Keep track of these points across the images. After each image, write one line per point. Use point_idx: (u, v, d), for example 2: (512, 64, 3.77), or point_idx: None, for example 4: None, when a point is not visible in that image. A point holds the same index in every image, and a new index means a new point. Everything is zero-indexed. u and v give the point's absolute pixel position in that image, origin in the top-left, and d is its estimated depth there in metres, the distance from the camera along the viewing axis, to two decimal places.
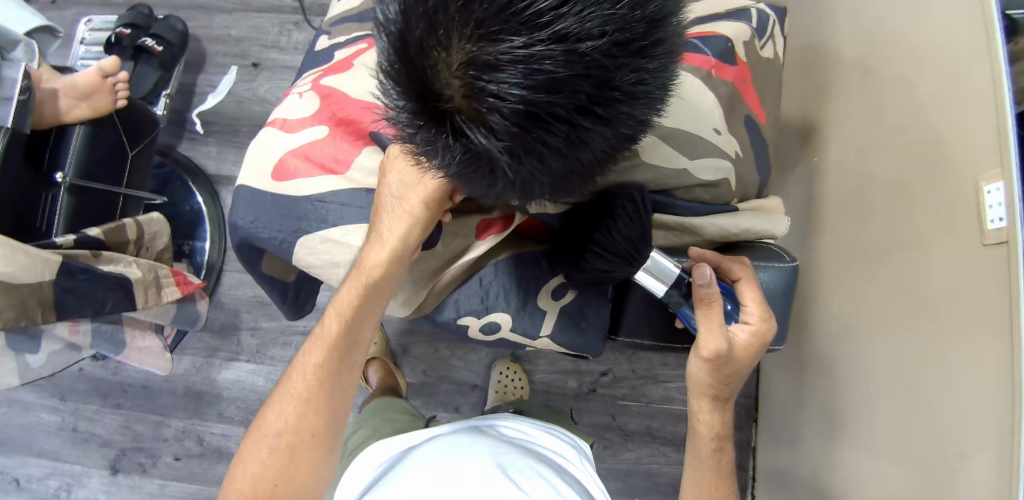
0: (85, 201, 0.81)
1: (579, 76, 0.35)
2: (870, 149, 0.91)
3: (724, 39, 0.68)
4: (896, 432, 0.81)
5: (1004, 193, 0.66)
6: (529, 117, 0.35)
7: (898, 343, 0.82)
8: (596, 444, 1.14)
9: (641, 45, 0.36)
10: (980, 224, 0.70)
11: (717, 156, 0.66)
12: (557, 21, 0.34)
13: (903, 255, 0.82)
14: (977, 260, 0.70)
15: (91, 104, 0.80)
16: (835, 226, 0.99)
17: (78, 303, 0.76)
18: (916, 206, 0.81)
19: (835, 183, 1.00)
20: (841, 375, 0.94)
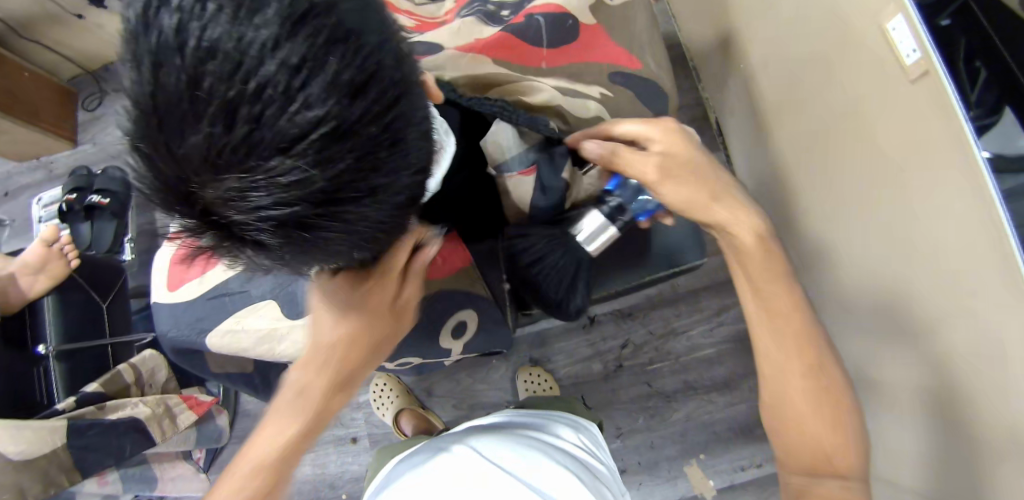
0: (77, 362, 0.85)
1: (309, 173, 0.30)
2: (785, 35, 0.88)
3: (559, 17, 0.63)
4: (910, 323, 0.77)
5: (906, 25, 0.63)
6: (293, 225, 0.32)
7: (880, 229, 0.78)
8: (642, 415, 1.12)
9: (358, 121, 0.29)
10: (899, 61, 0.67)
11: (582, 103, 0.63)
12: (263, 139, 0.28)
13: (862, 145, 0.78)
14: (914, 104, 0.67)
15: (48, 274, 0.84)
16: (784, 113, 0.95)
17: (98, 457, 0.79)
18: (860, 90, 0.75)
19: (764, 80, 0.98)
20: (840, 262, 0.91)
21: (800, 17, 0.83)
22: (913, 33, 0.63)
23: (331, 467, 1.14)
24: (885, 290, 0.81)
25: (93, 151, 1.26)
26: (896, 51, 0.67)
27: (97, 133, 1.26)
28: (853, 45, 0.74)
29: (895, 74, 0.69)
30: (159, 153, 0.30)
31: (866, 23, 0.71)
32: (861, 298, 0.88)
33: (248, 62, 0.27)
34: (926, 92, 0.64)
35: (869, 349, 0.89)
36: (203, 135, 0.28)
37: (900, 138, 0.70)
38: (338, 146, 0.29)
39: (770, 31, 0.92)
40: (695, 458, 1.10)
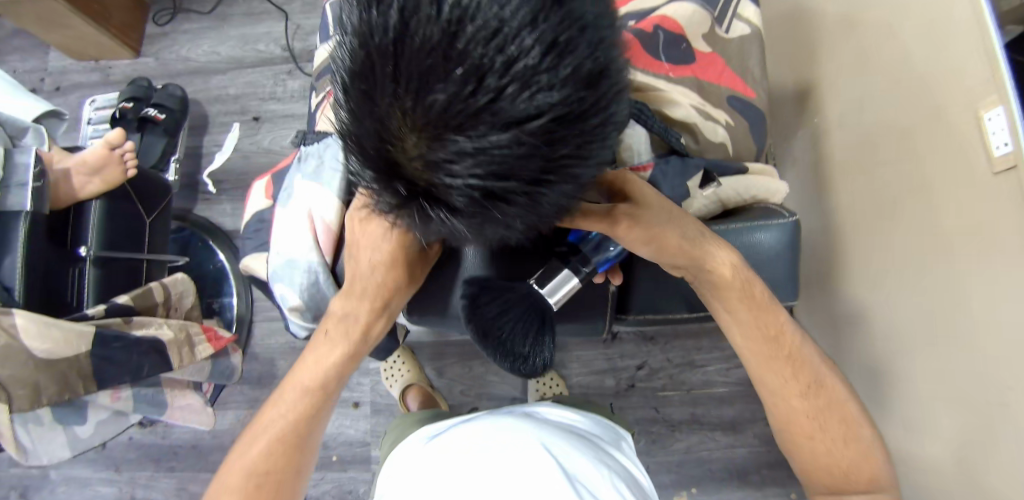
0: (111, 271, 0.84)
1: (530, 150, 0.28)
2: (871, 99, 0.88)
3: (681, 38, 0.63)
4: (950, 402, 0.78)
5: (1004, 117, 0.63)
6: (488, 199, 0.29)
7: (932, 308, 0.79)
8: (644, 439, 1.12)
9: (586, 108, 0.28)
10: (986, 152, 0.67)
11: (709, 126, 0.62)
12: (499, 107, 0.26)
13: (925, 224, 0.78)
14: (993, 196, 0.67)
15: (103, 178, 0.82)
16: (849, 176, 0.95)
17: (116, 371, 0.78)
18: (936, 170, 0.76)
19: (837, 138, 0.98)
20: (878, 334, 0.91)
21: (886, 84, 0.84)
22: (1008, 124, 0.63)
23: (328, 427, 1.14)
24: (925, 365, 0.81)
25: (153, 65, 1.25)
26: (985, 141, 0.67)
27: (161, 49, 1.26)
28: (938, 123, 0.75)
29: (979, 162, 0.69)
30: (384, 98, 0.28)
31: (959, 107, 0.71)
32: (895, 373, 0.88)
33: (507, 27, 0.26)
34: (1008, 186, 0.65)
35: (892, 415, 0.91)
36: (447, 90, 0.26)
37: (971, 225, 0.71)
38: (564, 129, 0.28)
39: (856, 91, 0.92)
40: (687, 491, 1.10)
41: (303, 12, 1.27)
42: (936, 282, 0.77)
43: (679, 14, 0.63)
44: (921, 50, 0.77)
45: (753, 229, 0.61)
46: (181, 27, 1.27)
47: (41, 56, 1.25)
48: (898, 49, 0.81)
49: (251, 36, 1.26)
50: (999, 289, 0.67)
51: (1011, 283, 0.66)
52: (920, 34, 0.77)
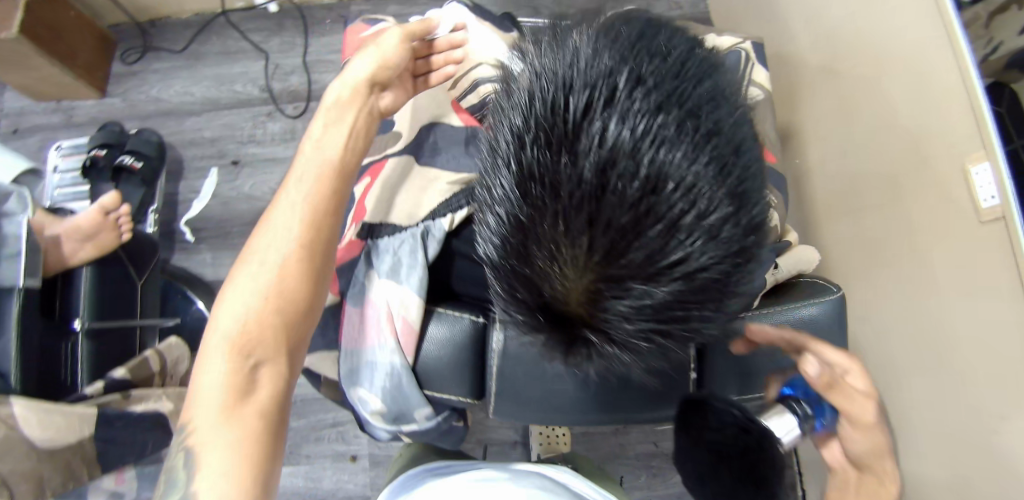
0: (106, 342, 0.78)
1: (698, 295, 0.36)
2: (856, 147, 0.95)
3: None
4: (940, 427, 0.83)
5: (991, 173, 0.71)
6: (657, 334, 0.38)
7: (923, 341, 0.85)
8: (645, 474, 1.15)
9: (743, 259, 0.37)
10: (973, 203, 0.74)
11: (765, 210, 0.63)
12: (687, 264, 0.35)
13: (908, 262, 0.86)
14: (981, 243, 0.74)
15: (94, 243, 0.78)
16: (831, 216, 1.02)
17: (120, 453, 0.73)
18: (914, 214, 0.84)
19: (820, 180, 1.05)
20: (869, 366, 0.97)
21: (866, 134, 0.93)
22: (994, 180, 0.71)
23: (325, 483, 1.09)
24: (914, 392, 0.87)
25: (120, 106, 1.18)
26: (972, 192, 0.75)
27: (129, 89, 1.19)
28: (925, 174, 0.82)
29: (964, 211, 0.77)
30: (584, 254, 0.34)
31: (942, 160, 0.79)
32: (887, 403, 0.93)
33: (696, 191, 0.34)
34: (996, 235, 0.72)
35: (882, 439, 0.96)
36: (644, 249, 0.34)
37: (956, 268, 0.78)
38: (727, 274, 0.36)
39: (840, 139, 0.99)
40: None
41: (281, 50, 1.23)
42: (921, 318, 0.85)
43: None
44: (905, 107, 0.85)
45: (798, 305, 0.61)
46: (150, 66, 1.20)
47: None
48: (882, 104, 0.89)
49: (227, 76, 1.21)
50: (987, 327, 0.75)
51: (998, 321, 0.73)
52: (904, 92, 0.84)
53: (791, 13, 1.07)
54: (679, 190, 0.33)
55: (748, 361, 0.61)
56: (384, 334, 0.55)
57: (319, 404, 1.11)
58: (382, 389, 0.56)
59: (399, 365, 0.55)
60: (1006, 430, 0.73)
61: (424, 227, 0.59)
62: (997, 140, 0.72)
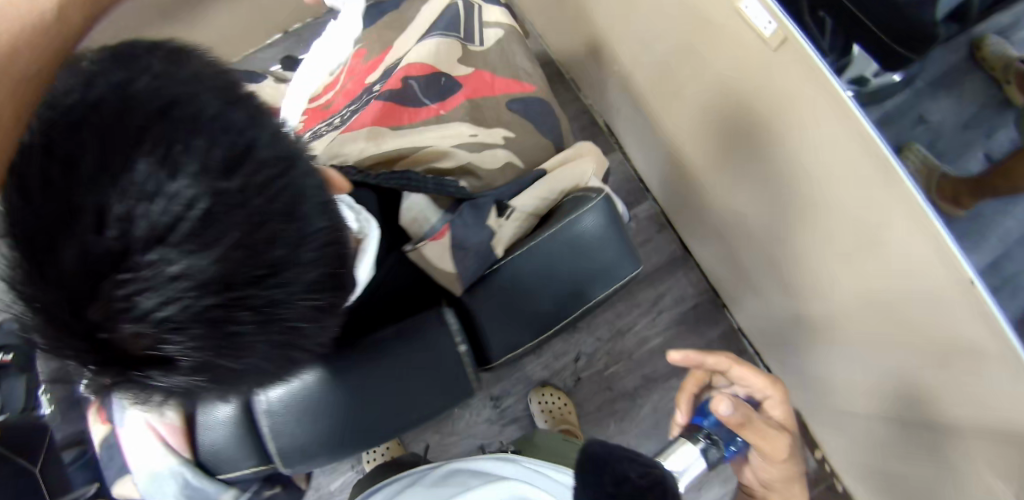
0: None
1: (237, 258, 0.35)
2: (650, 30, 0.91)
3: (439, 75, 0.64)
4: (822, 262, 0.81)
5: (757, 2, 0.66)
6: (212, 317, 0.36)
7: (779, 186, 0.81)
8: (612, 420, 1.13)
9: (257, 200, 0.36)
10: (759, 35, 0.69)
11: (487, 152, 0.61)
12: (156, 231, 0.33)
13: (736, 112, 0.82)
14: (780, 69, 0.69)
15: None
16: (664, 101, 0.98)
17: None
18: (721, 67, 0.80)
19: (641, 73, 1.00)
20: (759, 231, 0.92)
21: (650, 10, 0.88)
22: (761, 5, 0.66)
23: None
24: (793, 238, 0.85)
25: None
26: (750, 26, 0.70)
27: None
28: (707, 27, 0.78)
29: (754, 45, 0.72)
30: (51, 276, 0.34)
31: (712, 6, 0.75)
32: (789, 257, 0.88)
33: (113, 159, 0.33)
34: (789, 57, 0.67)
35: (785, 299, 0.95)
36: (98, 241, 0.33)
37: (772, 100, 0.74)
38: (252, 225, 0.35)
39: (636, 27, 0.94)
40: None
41: None
42: (767, 163, 0.81)
43: (423, 55, 0.65)
44: None
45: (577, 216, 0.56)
46: None
47: None
48: None
49: None
50: (822, 147, 0.69)
51: (828, 139, 0.68)
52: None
53: None
54: (116, 168, 0.33)
55: (541, 298, 0.58)
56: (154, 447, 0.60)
57: None
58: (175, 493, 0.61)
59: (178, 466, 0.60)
60: (883, 241, 0.68)
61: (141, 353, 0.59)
62: None
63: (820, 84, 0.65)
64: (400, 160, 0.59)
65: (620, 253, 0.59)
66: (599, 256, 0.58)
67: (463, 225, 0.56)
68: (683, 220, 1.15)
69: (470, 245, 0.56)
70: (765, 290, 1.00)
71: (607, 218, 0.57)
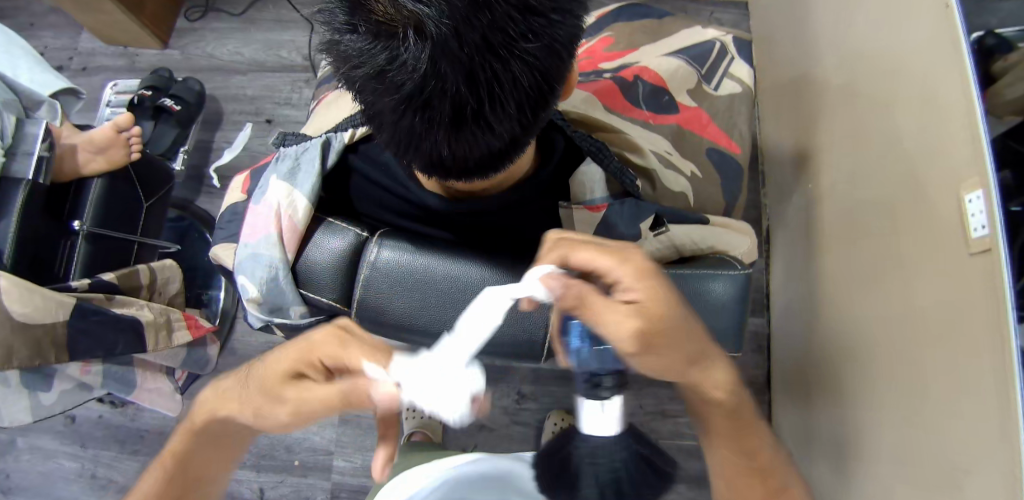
0: (100, 248, 0.85)
1: (494, 39, 0.39)
2: (862, 171, 0.86)
3: (665, 92, 0.69)
4: (891, 473, 0.74)
5: (984, 200, 0.60)
6: (444, 53, 0.38)
7: (890, 377, 0.74)
8: None
9: (545, 77, 0.43)
10: (963, 232, 0.63)
11: (673, 177, 0.65)
12: None
13: (893, 286, 0.76)
14: (965, 275, 0.63)
15: (106, 156, 0.85)
16: (835, 244, 0.92)
17: (89, 345, 0.79)
18: (904, 237, 0.74)
19: (829, 205, 0.95)
20: (848, 406, 0.84)
21: (873, 154, 0.83)
22: (985, 206, 0.60)
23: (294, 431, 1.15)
24: (875, 438, 0.77)
25: (178, 58, 1.30)
26: (963, 219, 0.64)
27: (188, 44, 1.31)
28: (916, 195, 0.72)
29: (953, 235, 0.66)
30: None
31: (934, 178, 0.69)
32: (863, 448, 0.80)
33: None
34: (981, 271, 0.61)
35: (831, 492, 0.88)
36: None
37: (938, 294, 0.67)
38: (535, 78, 0.42)
39: (851, 162, 0.89)
40: None
41: None
42: (890, 350, 0.75)
43: (663, 69, 0.70)
44: (911, 127, 0.74)
45: (706, 277, 0.57)
46: (209, 26, 1.31)
47: (73, 36, 1.31)
48: (891, 128, 0.79)
49: (274, 42, 1.30)
50: (962, 364, 0.62)
51: (973, 363, 0.60)
52: (909, 112, 0.75)
53: (810, 29, 1.04)
54: None
55: None
56: (269, 225, 0.55)
57: None
58: (258, 281, 0.55)
59: (277, 261, 0.54)
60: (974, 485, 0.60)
61: (323, 139, 0.60)
62: (993, 161, 0.61)
63: (996, 308, 0.58)
64: (602, 132, 0.64)
65: (729, 332, 0.59)
66: (710, 320, 0.57)
67: (618, 213, 0.60)
68: (780, 361, 1.09)
69: (615, 234, 0.60)
70: (818, 468, 0.92)
71: (734, 294, 0.57)
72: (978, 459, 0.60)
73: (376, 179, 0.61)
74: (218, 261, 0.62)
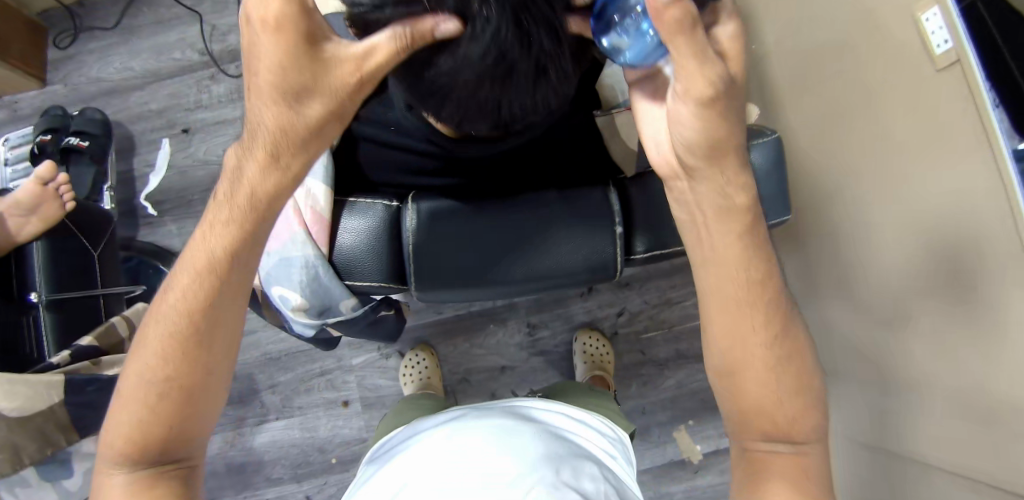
0: (66, 314, 0.79)
1: (552, 43, 0.38)
2: (808, 20, 0.87)
3: None
4: (900, 291, 0.80)
5: (941, 16, 0.63)
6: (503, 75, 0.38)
7: (883, 205, 0.79)
8: (636, 382, 1.17)
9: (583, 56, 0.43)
10: (927, 52, 0.66)
11: None
12: None
13: (863, 121, 0.79)
14: (936, 94, 0.67)
15: (40, 215, 0.77)
16: (791, 96, 0.95)
17: (96, 415, 0.74)
18: (866, 74, 0.77)
19: (774, 59, 0.97)
20: (844, 242, 0.89)
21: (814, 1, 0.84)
22: (945, 21, 0.63)
23: (321, 432, 1.13)
24: (880, 264, 0.82)
25: (63, 92, 1.17)
26: (924, 40, 0.67)
27: (69, 74, 1.18)
28: (870, 30, 0.75)
29: (918, 57, 0.68)
30: None
31: (884, 10, 0.71)
32: (868, 277, 0.85)
33: None
34: (953, 82, 0.64)
35: (843, 325, 0.94)
36: None
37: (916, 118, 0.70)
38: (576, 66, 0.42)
39: (796, 14, 0.90)
40: (685, 424, 1.15)
41: (215, 10, 1.19)
42: (876, 181, 0.79)
43: None
44: None
45: None
46: (85, 47, 1.18)
47: None
48: None
49: (163, 46, 1.18)
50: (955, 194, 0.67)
51: (963, 183, 0.65)
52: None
53: None
54: None
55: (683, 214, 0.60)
56: (295, 226, 0.58)
57: (302, 358, 1.14)
58: (300, 283, 0.58)
59: (312, 257, 0.57)
60: (985, 285, 0.65)
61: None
62: None
63: (976, 114, 0.62)
64: None
65: (778, 195, 0.60)
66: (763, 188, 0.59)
67: None
68: None
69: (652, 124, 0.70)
70: (828, 308, 0.98)
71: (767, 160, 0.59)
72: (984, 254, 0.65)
73: (379, 137, 0.64)
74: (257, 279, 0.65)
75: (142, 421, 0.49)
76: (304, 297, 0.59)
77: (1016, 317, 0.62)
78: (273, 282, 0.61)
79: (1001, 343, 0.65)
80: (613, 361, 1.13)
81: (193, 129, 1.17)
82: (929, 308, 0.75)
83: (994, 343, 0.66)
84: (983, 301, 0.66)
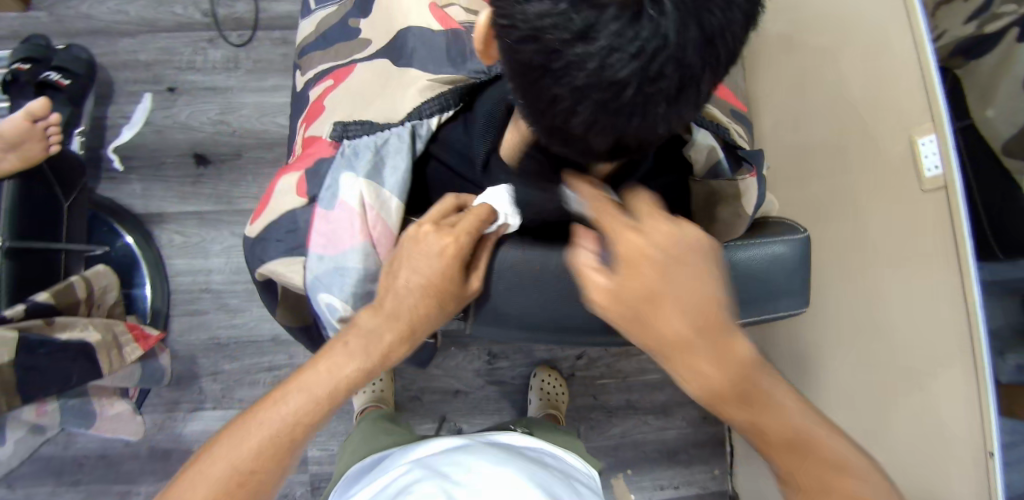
0: (25, 266, 0.71)
1: (673, 57, 0.37)
2: (806, 118, 0.96)
3: None
4: (848, 381, 0.88)
5: (938, 143, 0.72)
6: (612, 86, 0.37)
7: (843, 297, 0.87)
8: (583, 425, 1.20)
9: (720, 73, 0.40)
10: (917, 172, 0.75)
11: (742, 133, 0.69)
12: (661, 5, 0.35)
13: (843, 219, 0.87)
14: (918, 212, 0.76)
15: (19, 154, 0.69)
16: (777, 182, 1.04)
17: (43, 382, 0.67)
18: (853, 179, 0.86)
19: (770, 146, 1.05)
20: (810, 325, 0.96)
21: (819, 104, 0.94)
22: (938, 149, 0.72)
23: None
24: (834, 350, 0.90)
25: (45, 20, 1.08)
26: (916, 163, 0.76)
27: (56, 3, 1.09)
28: (868, 140, 0.84)
29: (905, 177, 0.78)
30: None
31: (887, 125, 0.81)
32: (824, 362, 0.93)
33: None
34: (935, 205, 0.73)
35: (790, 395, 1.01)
36: None
37: (893, 229, 0.79)
38: (708, 75, 0.39)
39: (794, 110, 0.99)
40: (622, 472, 1.19)
41: None
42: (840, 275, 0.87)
43: None
44: (857, 82, 0.86)
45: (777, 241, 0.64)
46: None
47: None
48: (837, 79, 0.89)
49: None
50: (919, 306, 0.76)
51: (927, 292, 0.75)
52: (859, 63, 0.85)
53: None
54: None
55: None
56: (358, 234, 0.56)
57: (252, 348, 1.07)
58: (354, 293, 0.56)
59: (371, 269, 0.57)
60: (933, 389, 0.74)
61: (411, 126, 0.61)
62: (945, 111, 0.73)
63: (949, 237, 0.72)
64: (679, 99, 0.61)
65: None
66: None
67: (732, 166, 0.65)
68: None
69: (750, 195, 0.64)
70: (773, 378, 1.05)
71: None
72: (932, 361, 0.74)
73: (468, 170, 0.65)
74: (274, 276, 0.58)
75: (258, 457, 0.51)
76: (353, 308, 0.57)
77: (955, 420, 0.72)
78: (313, 285, 0.56)
79: (943, 444, 0.74)
80: (567, 402, 1.16)
81: (182, 90, 1.11)
82: (877, 398, 0.83)
83: (937, 444, 0.75)
84: (927, 402, 0.75)
